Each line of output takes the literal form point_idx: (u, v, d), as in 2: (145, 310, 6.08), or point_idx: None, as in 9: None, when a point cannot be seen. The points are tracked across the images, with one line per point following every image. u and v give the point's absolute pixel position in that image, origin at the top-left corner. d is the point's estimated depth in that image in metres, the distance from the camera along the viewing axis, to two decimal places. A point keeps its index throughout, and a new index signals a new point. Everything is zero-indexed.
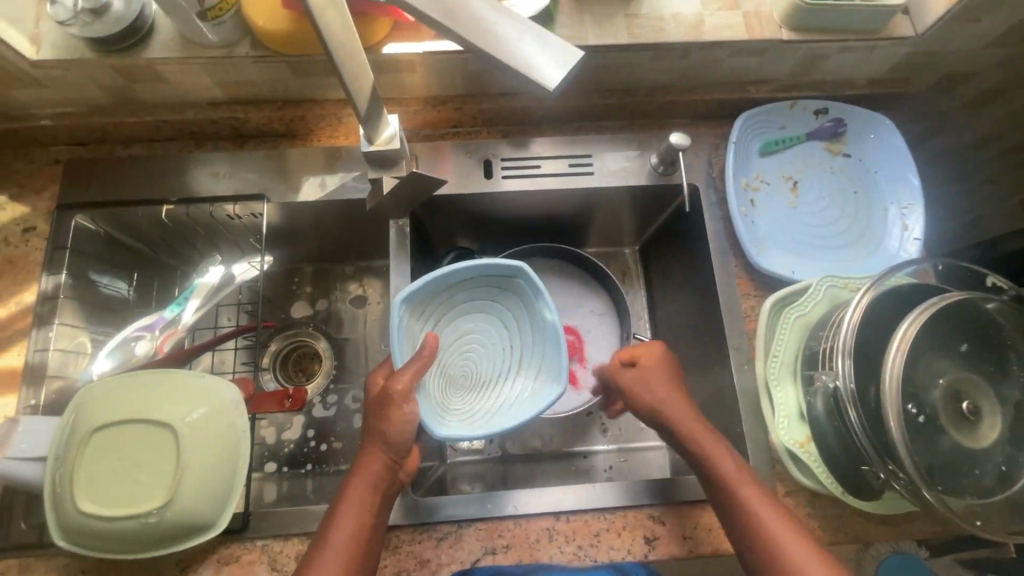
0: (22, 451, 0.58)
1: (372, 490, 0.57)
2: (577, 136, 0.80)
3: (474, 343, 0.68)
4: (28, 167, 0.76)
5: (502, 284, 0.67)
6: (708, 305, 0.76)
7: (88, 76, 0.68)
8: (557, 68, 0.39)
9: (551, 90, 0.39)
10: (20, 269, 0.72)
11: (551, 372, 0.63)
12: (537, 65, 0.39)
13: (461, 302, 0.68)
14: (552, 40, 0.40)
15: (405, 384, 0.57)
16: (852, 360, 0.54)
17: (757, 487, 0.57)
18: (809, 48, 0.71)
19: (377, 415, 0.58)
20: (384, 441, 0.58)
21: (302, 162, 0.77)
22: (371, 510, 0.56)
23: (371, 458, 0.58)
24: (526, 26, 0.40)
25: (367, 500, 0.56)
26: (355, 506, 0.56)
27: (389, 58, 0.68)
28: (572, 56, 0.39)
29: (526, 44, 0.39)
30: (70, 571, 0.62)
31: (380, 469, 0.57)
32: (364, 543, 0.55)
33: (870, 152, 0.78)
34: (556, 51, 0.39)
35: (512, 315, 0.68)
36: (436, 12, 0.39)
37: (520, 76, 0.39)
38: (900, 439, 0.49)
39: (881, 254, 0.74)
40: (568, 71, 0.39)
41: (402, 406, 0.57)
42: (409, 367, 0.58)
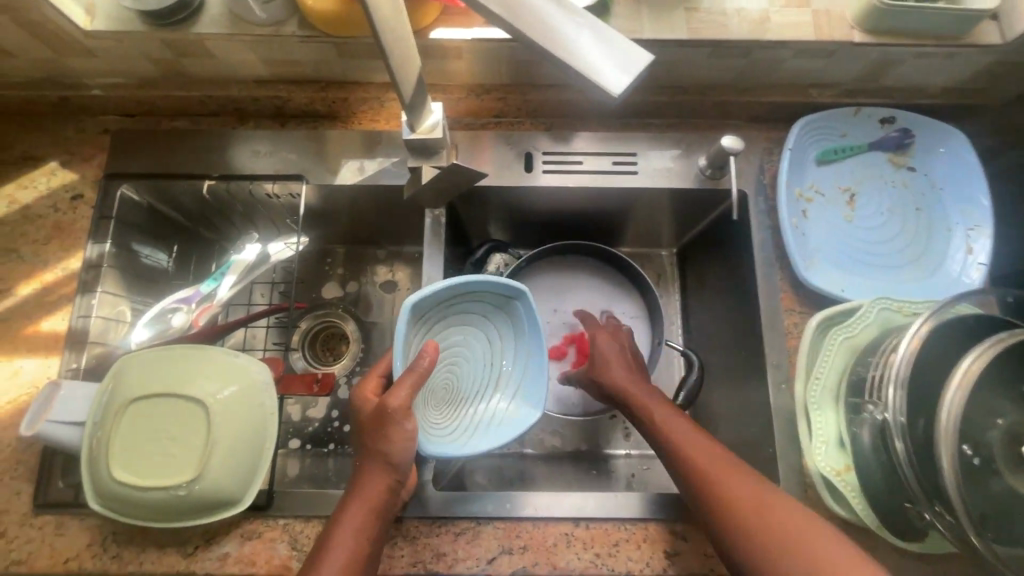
0: (62, 415, 0.60)
1: (370, 515, 0.54)
2: (622, 133, 0.77)
3: (458, 355, 0.67)
4: (78, 135, 0.78)
5: (493, 300, 0.67)
6: (748, 318, 0.73)
7: (138, 49, 0.68)
8: (622, 73, 0.37)
9: (614, 97, 0.36)
10: (67, 235, 0.74)
11: (531, 394, 0.65)
12: (602, 69, 0.37)
13: (453, 312, 0.66)
14: (620, 44, 0.37)
15: (403, 400, 0.54)
16: (903, 391, 0.52)
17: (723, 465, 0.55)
18: (881, 52, 0.67)
19: (376, 436, 0.55)
20: (386, 461, 0.54)
21: (342, 144, 0.77)
22: (366, 537, 0.53)
23: (370, 480, 0.55)
24: (594, 27, 0.38)
25: (366, 524, 0.53)
26: (349, 534, 0.52)
27: (436, 43, 0.67)
28: (641, 62, 0.37)
29: (592, 46, 0.37)
30: (102, 531, 0.64)
31: (382, 491, 0.54)
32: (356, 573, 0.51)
33: (938, 167, 0.73)
34: (624, 56, 0.37)
35: (500, 333, 0.68)
36: (497, 7, 0.37)
37: (582, 79, 0.37)
38: (952, 482, 0.46)
39: (940, 277, 0.70)
40: (635, 78, 0.37)
41: (402, 423, 0.54)
42: (404, 380, 0.55)
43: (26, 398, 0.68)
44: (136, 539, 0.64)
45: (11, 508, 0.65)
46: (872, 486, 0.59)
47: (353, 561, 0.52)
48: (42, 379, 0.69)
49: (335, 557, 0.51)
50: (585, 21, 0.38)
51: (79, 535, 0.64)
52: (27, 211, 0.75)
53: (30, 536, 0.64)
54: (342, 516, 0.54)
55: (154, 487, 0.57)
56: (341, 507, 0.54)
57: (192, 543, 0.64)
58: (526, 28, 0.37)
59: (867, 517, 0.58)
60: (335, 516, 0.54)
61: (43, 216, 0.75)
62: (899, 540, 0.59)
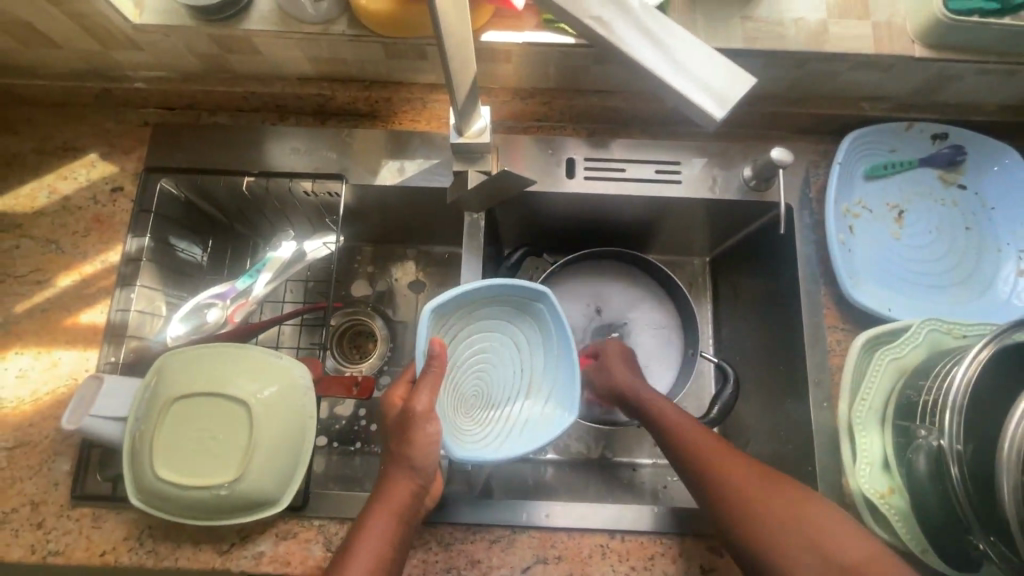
0: (105, 410, 0.60)
1: (395, 521, 0.53)
2: (667, 141, 0.76)
3: (484, 362, 0.65)
4: (118, 127, 0.78)
5: (520, 304, 0.65)
6: (788, 333, 0.72)
7: (187, 43, 0.68)
8: (726, 96, 0.37)
9: (716, 120, 0.37)
10: (106, 228, 0.74)
11: (564, 397, 0.62)
12: (706, 91, 0.38)
13: (477, 317, 0.65)
14: (723, 65, 0.38)
15: (429, 403, 0.54)
16: (961, 417, 0.52)
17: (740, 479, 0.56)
18: (940, 68, 0.66)
19: (401, 442, 0.54)
20: (411, 467, 0.54)
21: (382, 143, 0.76)
22: (389, 543, 0.52)
23: (394, 485, 0.54)
24: (698, 49, 0.38)
25: (390, 528, 0.53)
26: (372, 542, 0.51)
27: (487, 46, 0.67)
28: (744, 84, 0.38)
29: (696, 68, 0.38)
30: (139, 526, 0.65)
31: (406, 497, 0.54)
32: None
33: (988, 186, 0.73)
34: (727, 78, 0.38)
35: (525, 337, 0.66)
36: (603, 31, 0.38)
37: (685, 103, 0.38)
38: (1014, 515, 0.46)
39: (990, 298, 0.69)
40: (737, 100, 0.38)
41: (425, 427, 0.54)
42: (427, 385, 0.55)
43: (64, 390, 0.68)
44: (171, 535, 0.65)
45: (49, 499, 0.65)
46: (919, 511, 0.58)
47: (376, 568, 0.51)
48: (80, 372, 0.69)
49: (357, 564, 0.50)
50: (690, 42, 0.39)
51: (115, 528, 0.65)
52: (68, 202, 0.75)
53: (67, 528, 0.64)
54: (364, 523, 0.53)
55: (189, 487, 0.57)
56: (364, 513, 0.53)
57: (227, 541, 0.64)
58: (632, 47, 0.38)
59: (911, 541, 0.58)
60: (358, 522, 0.53)
61: (83, 208, 0.75)
62: (945, 566, 0.58)
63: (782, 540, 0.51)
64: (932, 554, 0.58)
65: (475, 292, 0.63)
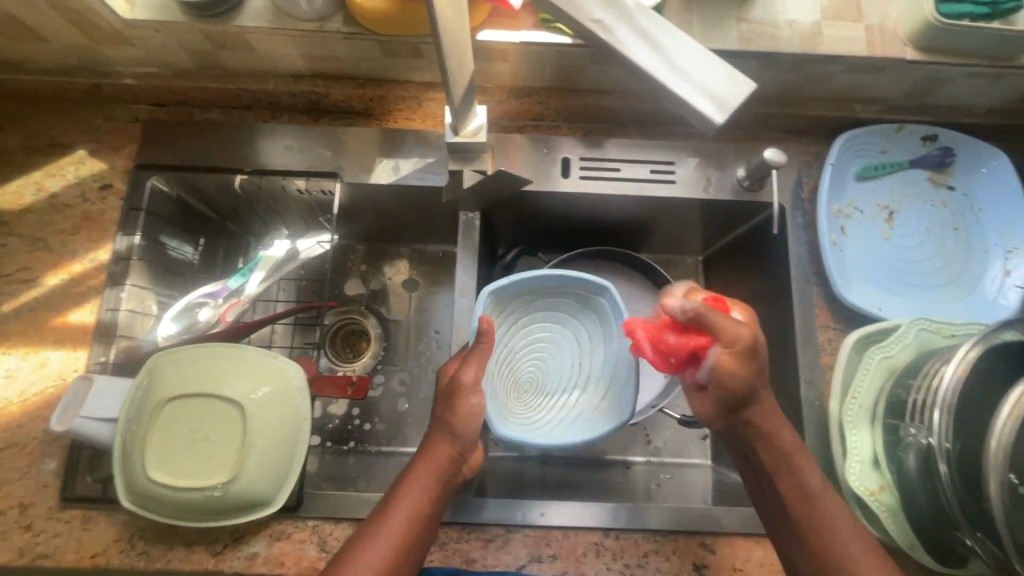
0: (95, 411, 0.60)
1: (434, 481, 0.56)
2: (661, 141, 0.76)
3: (546, 351, 0.68)
4: (107, 124, 0.76)
5: (581, 297, 0.67)
6: (780, 332, 0.72)
7: (179, 39, 0.68)
8: (727, 99, 0.38)
9: (717, 124, 0.38)
10: (95, 226, 0.73)
11: (619, 395, 0.63)
12: (707, 95, 0.38)
13: (541, 307, 0.68)
14: (723, 69, 0.39)
15: (475, 376, 0.56)
16: (948, 417, 0.53)
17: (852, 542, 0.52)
18: (930, 71, 0.67)
19: (444, 410, 0.57)
20: (452, 433, 0.56)
21: (377, 141, 0.75)
22: (428, 500, 0.55)
23: (436, 446, 0.57)
24: (698, 53, 0.39)
25: (429, 488, 0.55)
26: (412, 496, 0.55)
27: (483, 45, 0.67)
28: (744, 88, 0.38)
29: (696, 72, 0.38)
30: (130, 528, 0.64)
31: (445, 461, 0.56)
32: (416, 532, 0.54)
33: (977, 187, 0.74)
34: (727, 82, 0.38)
35: (587, 333, 0.68)
36: (604, 33, 0.38)
37: (687, 106, 0.38)
38: (1000, 511, 0.47)
39: (976, 298, 0.70)
40: (737, 104, 0.38)
41: (469, 398, 0.56)
42: (475, 356, 0.57)
43: (53, 390, 0.67)
44: (163, 537, 0.64)
45: (38, 501, 0.64)
46: (908, 507, 0.59)
47: (414, 521, 0.54)
48: (69, 372, 0.68)
49: (398, 514, 0.54)
50: (691, 46, 0.39)
51: (106, 530, 0.64)
52: (56, 199, 0.74)
53: (57, 530, 0.63)
54: (406, 480, 0.56)
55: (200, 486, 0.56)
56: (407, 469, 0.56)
57: (221, 542, 0.64)
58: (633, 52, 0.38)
59: (900, 537, 0.59)
60: (401, 478, 0.56)
61: (71, 205, 0.74)
62: (932, 562, 0.60)
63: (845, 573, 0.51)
64: (920, 550, 0.59)
65: (534, 281, 0.65)
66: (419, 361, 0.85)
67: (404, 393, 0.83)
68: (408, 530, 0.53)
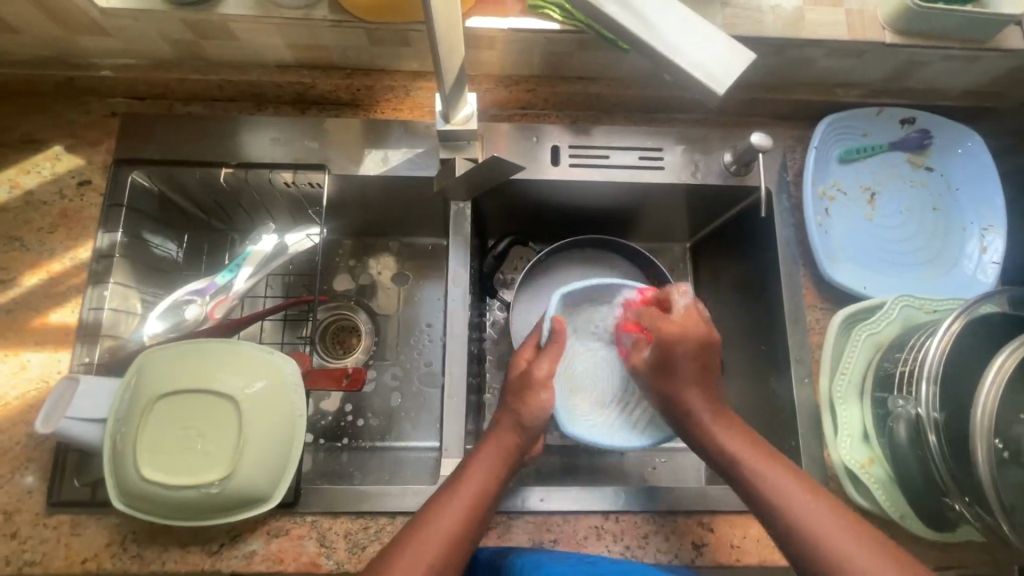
0: (82, 412, 0.58)
1: (498, 465, 0.57)
2: (650, 128, 0.76)
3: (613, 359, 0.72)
4: (83, 118, 0.74)
5: None
6: (769, 313, 0.74)
7: (159, 28, 0.66)
8: (725, 74, 0.40)
9: (718, 94, 0.40)
10: (74, 224, 0.71)
11: None
12: (707, 67, 0.41)
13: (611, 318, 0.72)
14: (723, 42, 0.41)
15: (549, 370, 0.61)
16: (936, 386, 0.55)
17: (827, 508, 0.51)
18: (908, 54, 0.69)
19: (513, 398, 0.61)
20: (518, 422, 0.59)
21: (364, 133, 0.75)
22: (490, 486, 0.56)
23: (500, 434, 0.59)
24: (698, 31, 0.41)
25: (495, 469, 0.57)
26: (478, 479, 0.56)
27: (471, 32, 0.67)
28: (742, 63, 0.40)
29: (698, 45, 0.41)
30: (121, 531, 0.62)
31: (509, 444, 0.59)
32: (479, 516, 0.54)
33: (954, 167, 0.76)
34: (726, 57, 0.41)
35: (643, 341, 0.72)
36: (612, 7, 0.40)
37: (690, 78, 0.40)
38: (987, 478, 0.49)
39: (955, 275, 0.73)
40: (738, 74, 0.41)
41: (539, 393, 0.60)
42: (549, 354, 0.62)
43: (35, 393, 0.65)
44: (157, 538, 0.63)
45: (23, 508, 0.62)
46: (897, 476, 0.62)
47: (477, 504, 0.54)
48: (52, 374, 0.66)
49: (463, 493, 0.54)
50: (692, 23, 0.41)
51: (96, 534, 0.62)
52: (31, 197, 0.71)
53: (44, 537, 0.62)
54: (469, 465, 0.57)
55: (202, 482, 0.55)
56: (471, 456, 0.58)
57: (216, 542, 0.63)
58: (637, 27, 0.40)
59: (888, 505, 0.62)
60: (462, 466, 0.58)
61: (48, 203, 0.71)
62: (925, 529, 0.62)
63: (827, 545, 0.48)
64: (911, 519, 0.62)
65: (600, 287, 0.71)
66: (411, 355, 0.85)
67: (397, 387, 0.83)
68: (469, 513, 0.53)
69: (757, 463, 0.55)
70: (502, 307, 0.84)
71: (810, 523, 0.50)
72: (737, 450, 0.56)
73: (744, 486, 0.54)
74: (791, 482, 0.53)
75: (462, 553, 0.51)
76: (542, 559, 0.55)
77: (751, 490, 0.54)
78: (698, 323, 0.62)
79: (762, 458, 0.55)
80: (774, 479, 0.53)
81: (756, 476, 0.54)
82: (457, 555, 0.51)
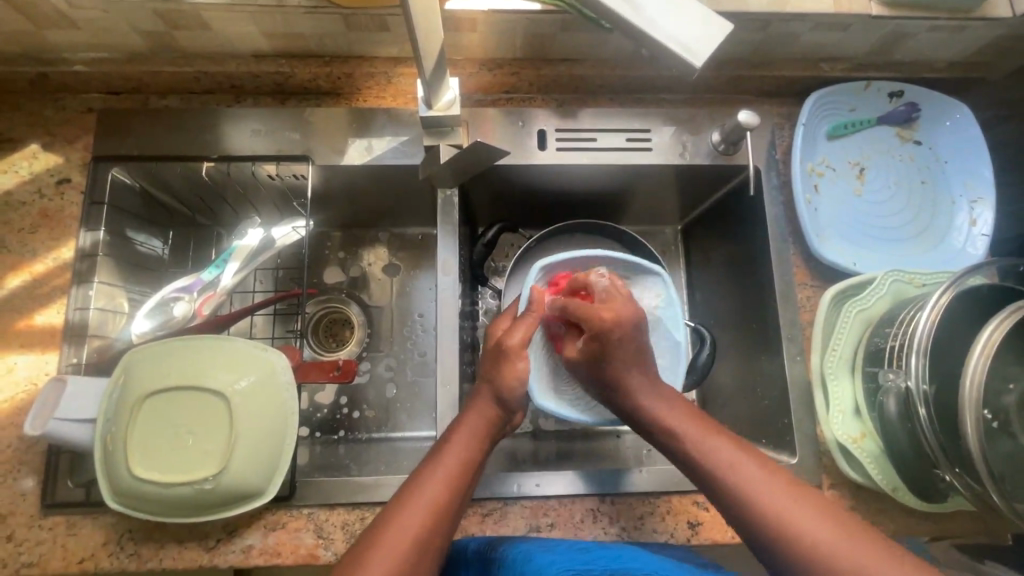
0: (71, 413, 0.58)
1: (478, 434, 0.57)
2: (636, 109, 0.75)
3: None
4: (59, 116, 0.73)
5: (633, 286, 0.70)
6: (761, 292, 0.74)
7: (129, 19, 0.65)
8: (702, 44, 0.39)
9: (695, 66, 0.40)
10: (55, 224, 0.70)
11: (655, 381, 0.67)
12: (682, 36, 0.40)
13: None
14: (698, 12, 0.40)
15: (520, 337, 0.60)
16: (926, 360, 0.55)
17: (810, 503, 0.48)
18: (895, 25, 0.68)
19: (490, 369, 0.61)
20: (497, 393, 0.59)
21: (346, 122, 0.73)
22: (474, 450, 0.56)
23: (481, 402, 0.59)
24: (679, 4, 0.40)
25: (474, 442, 0.57)
26: (460, 448, 0.56)
27: (451, 15, 0.66)
28: (721, 33, 0.40)
29: (674, 14, 0.40)
30: (117, 530, 0.62)
31: (488, 416, 0.59)
32: (459, 490, 0.54)
33: (942, 140, 0.76)
34: (702, 27, 0.40)
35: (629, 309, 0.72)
36: None
37: (665, 49, 0.40)
38: (978, 449, 0.49)
39: (944, 248, 0.73)
40: (714, 46, 0.40)
41: (515, 361, 0.60)
42: (522, 324, 0.62)
43: (23, 397, 0.65)
44: (153, 536, 0.63)
45: (16, 510, 0.62)
46: (888, 451, 0.63)
47: (462, 469, 0.55)
48: (39, 376, 0.65)
49: (449, 457, 0.55)
50: None
51: (92, 534, 0.62)
52: (9, 197, 0.70)
53: (40, 538, 0.61)
54: (454, 428, 0.58)
55: (196, 478, 0.55)
56: (454, 423, 0.58)
57: (214, 537, 0.63)
58: (617, 5, 0.39)
59: (881, 480, 0.62)
60: (445, 434, 0.58)
61: (27, 203, 0.70)
62: (916, 501, 0.62)
63: (800, 540, 0.46)
64: (903, 492, 0.62)
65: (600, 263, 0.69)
66: (405, 346, 0.84)
67: (392, 378, 0.83)
68: (455, 480, 0.54)
69: (696, 438, 0.53)
70: (495, 295, 0.84)
71: (800, 529, 0.46)
72: (746, 474, 0.50)
73: (733, 509, 0.50)
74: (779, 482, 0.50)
75: (446, 524, 0.51)
76: (531, 548, 0.55)
77: (736, 502, 0.49)
78: (618, 301, 0.58)
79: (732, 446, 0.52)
80: (765, 486, 0.49)
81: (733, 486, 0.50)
82: (441, 529, 0.51)
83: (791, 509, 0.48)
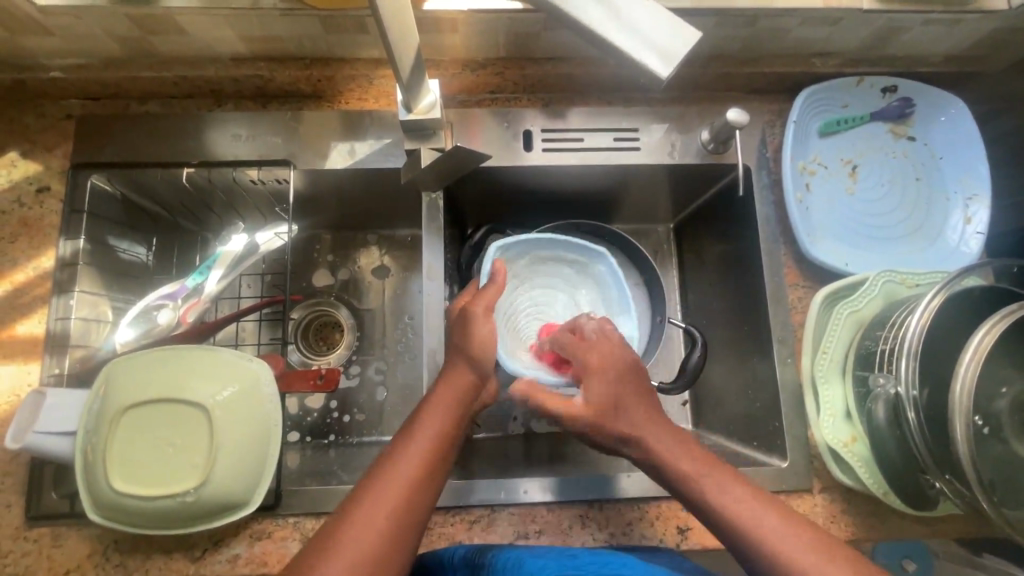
0: (52, 427, 0.57)
1: (453, 411, 0.56)
2: (623, 108, 0.74)
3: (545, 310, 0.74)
4: (38, 122, 0.72)
5: (583, 267, 0.73)
6: (752, 293, 0.72)
7: (102, 24, 0.63)
8: (670, 54, 0.38)
9: (663, 77, 0.38)
10: (35, 232, 0.69)
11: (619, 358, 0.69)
12: (652, 45, 0.38)
13: (547, 272, 0.73)
14: (668, 20, 0.38)
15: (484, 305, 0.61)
16: (916, 364, 0.54)
17: (802, 532, 0.49)
18: (887, 19, 0.66)
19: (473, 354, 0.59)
20: (469, 357, 0.59)
21: (328, 125, 0.72)
22: (445, 429, 0.55)
23: (455, 376, 0.58)
24: (649, 10, 0.38)
25: (447, 423, 0.56)
26: (431, 427, 0.55)
27: (430, 15, 0.64)
28: (690, 41, 0.38)
29: (643, 23, 0.38)
30: (103, 541, 0.62)
31: (460, 395, 0.57)
32: (434, 473, 0.53)
33: (937, 136, 0.74)
34: (670, 34, 0.38)
35: (585, 295, 0.73)
36: None
37: (631, 61, 0.38)
38: (968, 459, 0.48)
39: (937, 247, 0.72)
40: (684, 53, 0.38)
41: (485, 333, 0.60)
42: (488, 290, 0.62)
43: (5, 408, 0.64)
44: (140, 548, 0.62)
45: (3, 522, 0.62)
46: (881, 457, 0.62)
47: (437, 446, 0.54)
48: (22, 387, 0.65)
49: (421, 438, 0.54)
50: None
51: (77, 545, 0.62)
52: None
53: (26, 550, 0.61)
54: (426, 410, 0.56)
55: (175, 491, 0.55)
56: (428, 400, 0.57)
57: (199, 548, 0.63)
58: (582, 10, 0.38)
59: (874, 486, 0.61)
60: (418, 413, 0.57)
61: (7, 212, 0.69)
62: (909, 507, 0.61)
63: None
64: (894, 496, 0.61)
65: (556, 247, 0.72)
66: (395, 348, 0.84)
67: (381, 382, 0.82)
68: (426, 462, 0.53)
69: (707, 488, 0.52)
70: None
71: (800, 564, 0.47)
72: (753, 514, 0.51)
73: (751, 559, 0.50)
74: (772, 516, 0.50)
75: (420, 508, 0.51)
76: (523, 553, 0.55)
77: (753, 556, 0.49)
78: (614, 345, 0.59)
79: (731, 480, 0.53)
80: (766, 522, 0.50)
81: (749, 536, 0.50)
82: (416, 517, 0.50)
83: (785, 539, 0.49)
